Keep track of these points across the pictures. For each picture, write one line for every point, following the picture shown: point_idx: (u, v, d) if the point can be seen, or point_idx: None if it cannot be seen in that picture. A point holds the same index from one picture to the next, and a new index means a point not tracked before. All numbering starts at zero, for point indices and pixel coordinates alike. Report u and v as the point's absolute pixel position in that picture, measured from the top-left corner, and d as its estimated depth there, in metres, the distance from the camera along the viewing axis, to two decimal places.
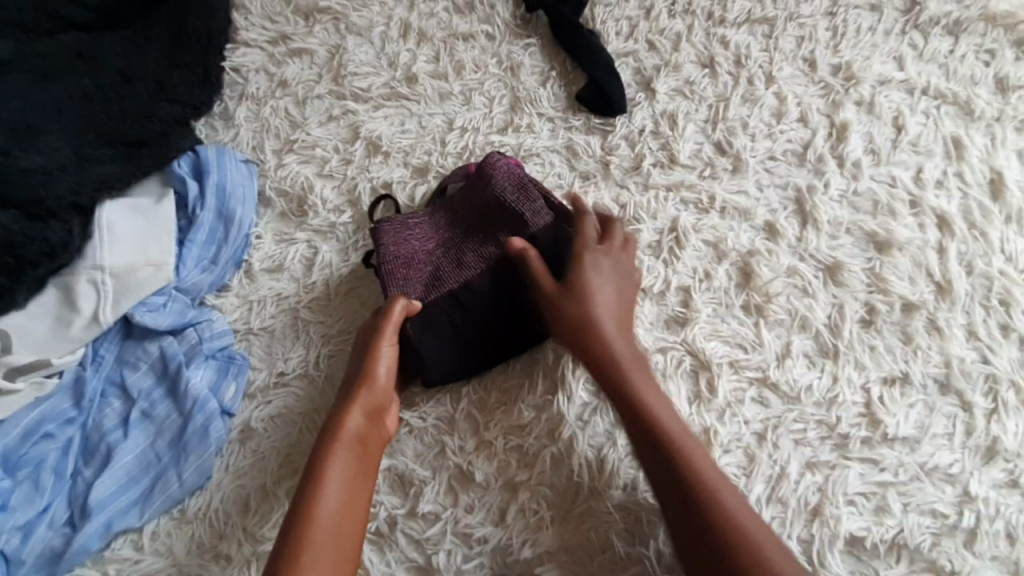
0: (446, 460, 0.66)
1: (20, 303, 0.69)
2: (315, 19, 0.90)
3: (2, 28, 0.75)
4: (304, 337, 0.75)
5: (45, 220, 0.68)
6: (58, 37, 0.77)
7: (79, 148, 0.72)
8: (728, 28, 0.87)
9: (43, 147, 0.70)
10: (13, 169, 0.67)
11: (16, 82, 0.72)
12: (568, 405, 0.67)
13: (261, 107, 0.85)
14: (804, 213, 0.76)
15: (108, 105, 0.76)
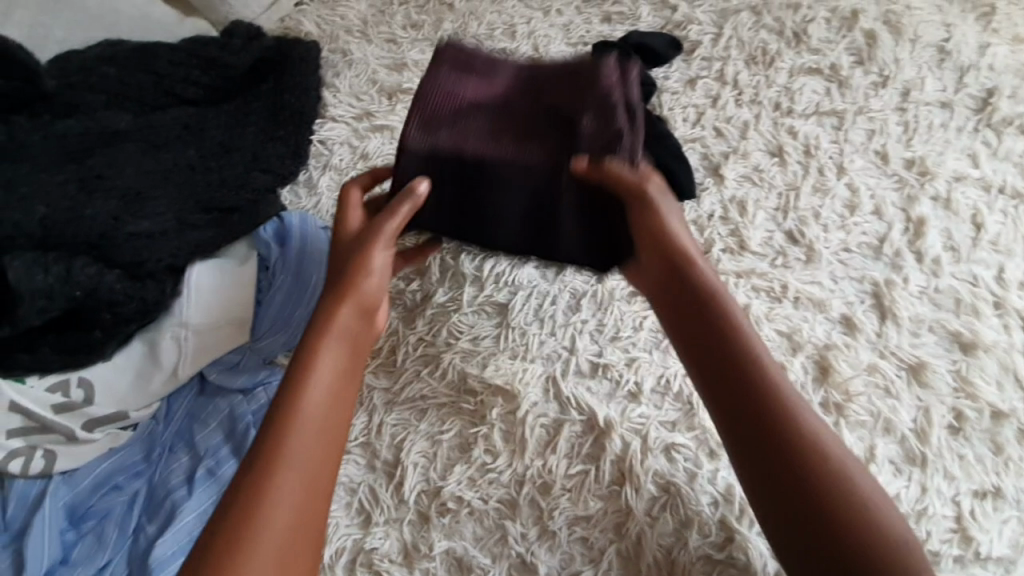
0: (508, 548, 0.64)
1: (109, 354, 0.72)
2: (398, 98, 0.96)
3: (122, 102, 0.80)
4: (367, 403, 0.75)
5: (143, 280, 0.72)
6: (169, 111, 0.82)
7: (180, 215, 0.76)
8: (796, 118, 0.89)
9: (149, 212, 0.73)
10: (121, 232, 0.71)
11: (128, 148, 0.76)
12: (636, 498, 0.65)
13: (342, 177, 0.89)
14: (882, 307, 0.74)
15: (208, 174, 0.80)
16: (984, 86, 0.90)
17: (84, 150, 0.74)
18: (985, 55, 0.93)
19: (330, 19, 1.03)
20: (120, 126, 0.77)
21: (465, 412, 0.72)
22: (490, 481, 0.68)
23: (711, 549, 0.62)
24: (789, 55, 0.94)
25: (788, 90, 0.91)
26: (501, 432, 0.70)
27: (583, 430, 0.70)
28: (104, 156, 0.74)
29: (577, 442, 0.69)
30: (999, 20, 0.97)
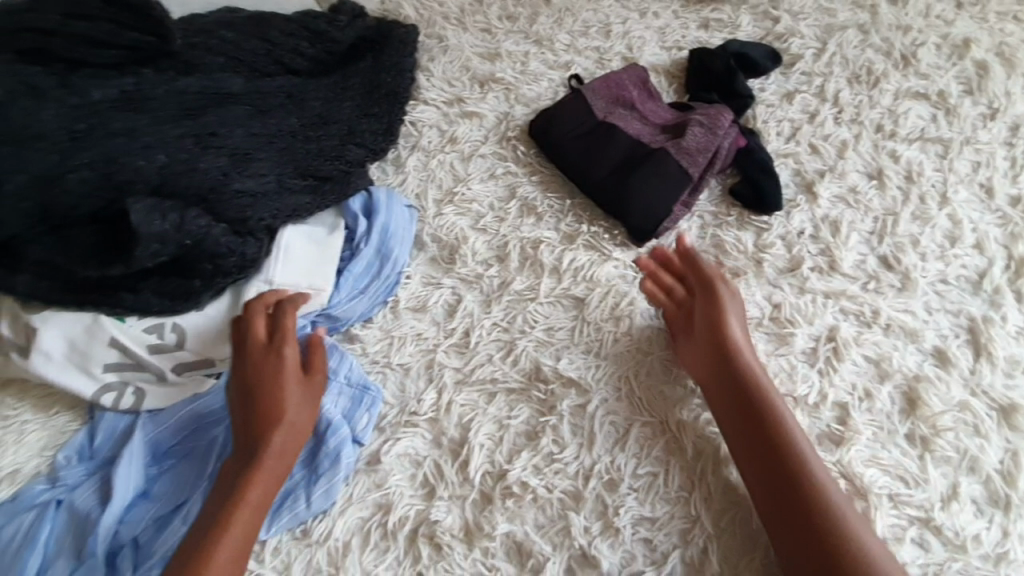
0: (570, 540, 0.64)
1: (201, 303, 0.74)
2: (489, 87, 0.96)
3: (235, 65, 0.83)
4: (437, 379, 0.75)
5: (245, 236, 0.75)
6: (277, 79, 0.85)
7: (281, 177, 0.79)
8: (898, 142, 0.86)
9: (254, 171, 0.77)
10: (229, 189, 0.74)
11: (239, 109, 0.79)
12: (705, 505, 0.65)
13: (430, 159, 0.90)
14: (977, 343, 0.71)
15: (307, 141, 0.83)
16: None
17: (200, 107, 0.77)
18: None
19: (429, 4, 1.04)
20: (233, 86, 0.80)
21: (536, 401, 0.73)
22: (556, 471, 0.68)
23: None
24: (894, 77, 0.91)
25: (891, 112, 0.89)
26: (569, 425, 0.70)
27: (654, 433, 0.69)
28: (217, 114, 0.77)
29: (647, 444, 0.69)
30: None
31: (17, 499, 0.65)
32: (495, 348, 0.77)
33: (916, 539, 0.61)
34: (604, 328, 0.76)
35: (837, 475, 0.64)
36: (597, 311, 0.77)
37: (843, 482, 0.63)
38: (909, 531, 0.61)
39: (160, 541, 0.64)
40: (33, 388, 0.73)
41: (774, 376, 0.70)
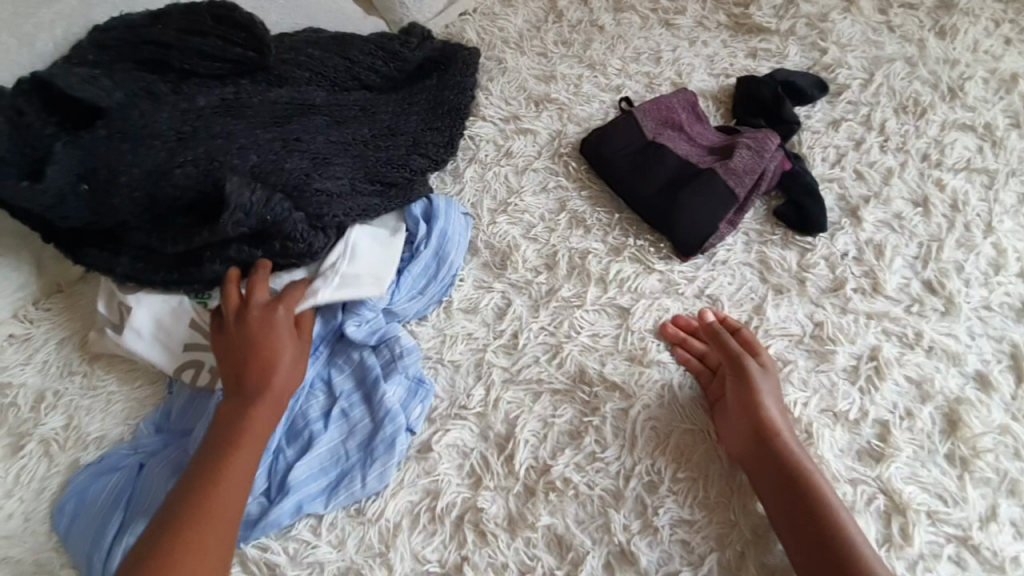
0: (610, 536, 0.67)
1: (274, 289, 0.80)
2: (543, 106, 1.02)
3: (317, 79, 0.90)
4: (486, 377, 0.79)
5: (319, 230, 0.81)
6: (353, 94, 0.92)
7: (354, 181, 0.85)
8: (944, 172, 0.88)
9: (331, 175, 0.84)
10: (309, 188, 0.81)
11: (319, 119, 0.87)
12: (742, 513, 0.67)
13: (485, 171, 0.96)
14: (1020, 369, 0.72)
15: (377, 150, 0.90)
16: None
17: (285, 116, 0.85)
18: None
19: (490, 29, 1.10)
20: (315, 99, 0.88)
21: (579, 401, 0.76)
22: (597, 470, 0.71)
23: None
24: (941, 109, 0.94)
25: (937, 142, 0.91)
26: (611, 426, 0.73)
27: (694, 439, 0.72)
28: (300, 122, 0.85)
29: (688, 448, 0.71)
30: None
31: (103, 460, 0.72)
32: (541, 350, 0.81)
33: (954, 558, 0.62)
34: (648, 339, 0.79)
35: (874, 489, 0.65)
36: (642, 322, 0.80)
37: (882, 497, 0.65)
38: (945, 548, 0.62)
39: None
40: (117, 362, 0.79)
41: (815, 390, 0.72)
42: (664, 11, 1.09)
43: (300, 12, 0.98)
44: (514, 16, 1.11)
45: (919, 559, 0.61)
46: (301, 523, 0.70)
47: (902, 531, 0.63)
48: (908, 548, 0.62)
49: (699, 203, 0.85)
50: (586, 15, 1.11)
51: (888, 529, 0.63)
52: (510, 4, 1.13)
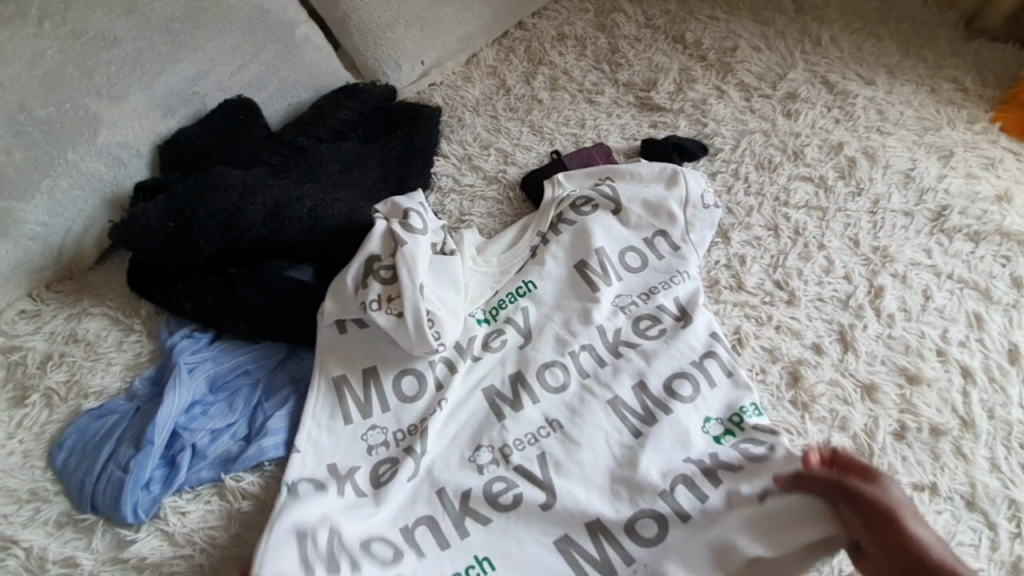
0: (517, 458, 0.84)
1: (262, 300, 0.94)
2: (490, 149, 1.29)
3: (318, 131, 1.16)
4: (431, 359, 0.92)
5: (298, 241, 0.98)
6: (342, 145, 1.17)
7: (322, 197, 1.02)
8: (791, 208, 1.15)
9: (304, 190, 1.01)
10: (289, 202, 0.98)
11: (315, 162, 1.12)
12: (640, 443, 0.85)
13: (444, 198, 1.21)
14: (845, 341, 0.95)
15: (358, 188, 1.12)
16: (940, 204, 1.13)
17: (284, 164, 1.11)
18: (942, 183, 1.16)
19: (453, 97, 1.38)
20: (308, 152, 1.13)
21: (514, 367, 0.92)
22: (526, 418, 0.87)
23: (695, 491, 0.81)
24: (789, 165, 1.22)
25: (786, 189, 1.18)
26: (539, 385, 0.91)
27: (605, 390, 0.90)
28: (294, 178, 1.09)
29: (600, 396, 0.89)
30: (956, 160, 1.21)
31: (102, 407, 0.87)
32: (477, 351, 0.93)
33: None
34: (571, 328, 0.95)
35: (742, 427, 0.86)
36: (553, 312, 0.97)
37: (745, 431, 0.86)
38: None
39: (214, 447, 0.84)
40: (116, 323, 0.97)
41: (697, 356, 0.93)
42: (588, 92, 1.38)
43: (284, 73, 1.20)
44: (473, 89, 1.40)
45: None
46: (275, 462, 0.85)
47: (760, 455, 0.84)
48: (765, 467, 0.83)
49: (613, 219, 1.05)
50: (528, 91, 1.39)
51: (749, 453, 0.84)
52: (469, 79, 1.41)
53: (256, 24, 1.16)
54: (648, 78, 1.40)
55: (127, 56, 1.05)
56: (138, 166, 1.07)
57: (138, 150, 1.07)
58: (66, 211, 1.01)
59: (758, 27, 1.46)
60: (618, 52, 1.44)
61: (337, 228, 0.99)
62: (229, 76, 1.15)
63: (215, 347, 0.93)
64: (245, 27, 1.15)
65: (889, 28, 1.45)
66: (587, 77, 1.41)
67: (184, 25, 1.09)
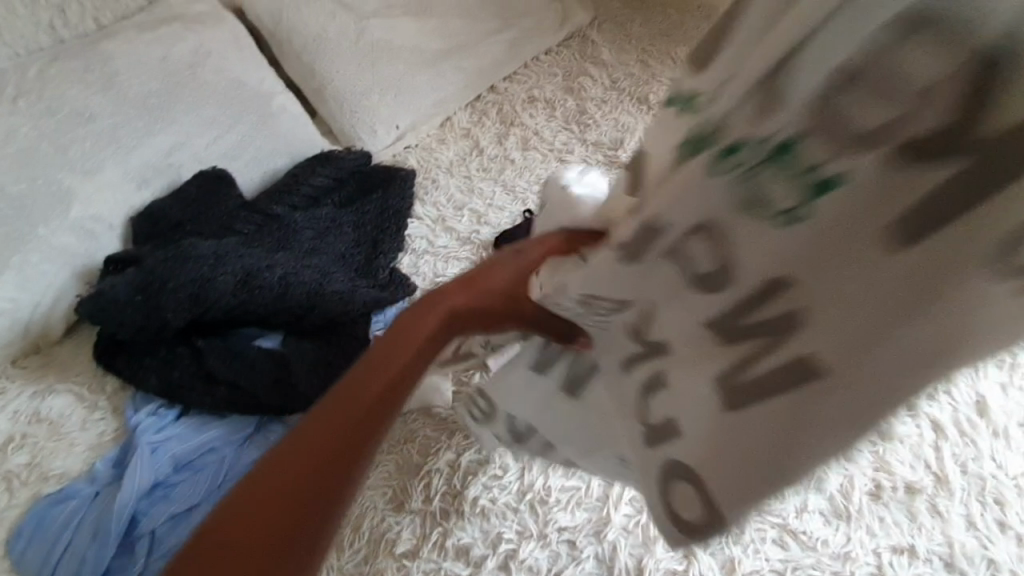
0: (492, 535, 0.83)
1: (232, 373, 0.92)
2: (464, 210, 1.31)
3: (292, 198, 1.17)
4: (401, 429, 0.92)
5: (271, 309, 0.97)
6: (316, 211, 1.18)
7: (294, 266, 1.01)
8: None
9: (277, 258, 1.02)
10: (260, 269, 0.98)
11: (288, 230, 1.13)
12: (615, 513, 0.83)
13: (418, 260, 1.21)
14: None
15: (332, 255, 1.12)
16: None
17: (258, 232, 1.12)
18: None
19: (427, 159, 1.41)
20: (282, 220, 1.14)
21: None
22: (500, 490, 0.86)
23: (673, 563, 0.79)
24: None
25: None
26: (512, 452, 0.89)
27: None
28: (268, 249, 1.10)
29: (573, 463, 0.88)
30: None
31: (61, 490, 0.84)
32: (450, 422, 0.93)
33: (777, 540, 0.81)
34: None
35: None
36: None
37: None
38: (770, 532, 0.81)
39: (177, 532, 0.82)
40: (82, 400, 0.95)
41: None
42: (558, 151, 1.43)
43: (262, 138, 1.22)
44: (447, 151, 1.43)
45: (750, 542, 0.81)
46: None
47: (736, 521, 0.82)
48: (742, 534, 0.81)
49: None
50: (501, 151, 1.43)
51: None
52: (443, 141, 1.45)
53: (233, 96, 1.21)
54: (615, 138, 1.45)
55: (104, 132, 1.08)
56: (110, 238, 1.07)
57: (112, 223, 1.07)
58: (34, 286, 0.99)
59: None
60: (586, 113, 1.50)
61: (309, 296, 0.98)
62: (205, 147, 1.17)
63: (182, 422, 0.91)
64: (221, 100, 1.20)
65: None
66: (557, 137, 1.46)
67: (162, 101, 1.14)
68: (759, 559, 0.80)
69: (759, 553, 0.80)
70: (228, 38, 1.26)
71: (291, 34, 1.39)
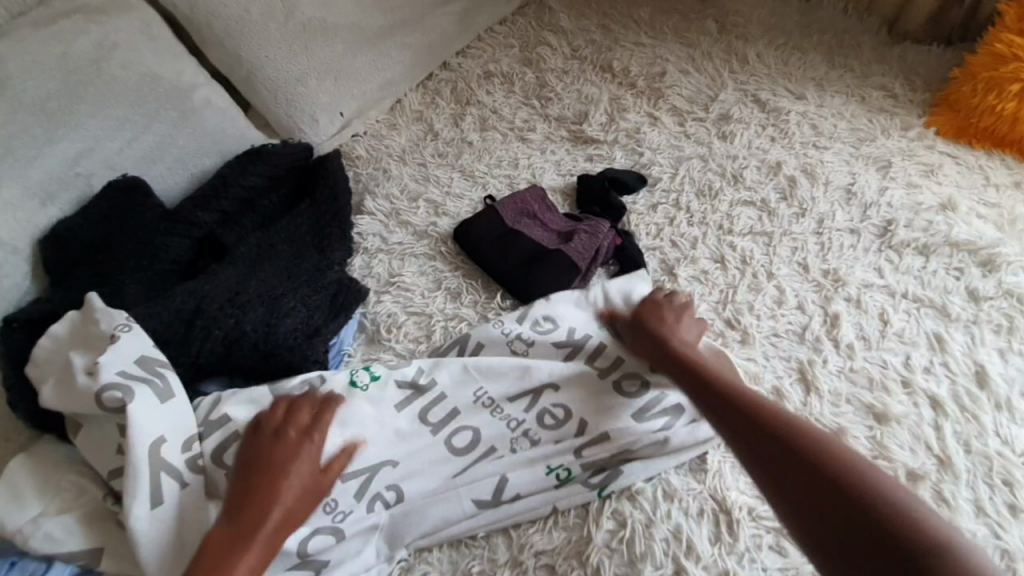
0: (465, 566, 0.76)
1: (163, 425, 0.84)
2: (419, 201, 1.20)
3: (220, 203, 1.05)
4: None
5: (202, 340, 0.88)
6: (253, 219, 1.08)
7: (229, 293, 0.92)
8: (736, 236, 1.10)
9: (208, 285, 0.93)
10: (192, 306, 0.90)
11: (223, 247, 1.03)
12: (597, 531, 0.77)
13: (372, 260, 1.10)
14: (806, 381, 0.89)
15: (272, 263, 1.01)
16: (884, 218, 1.09)
17: (189, 249, 1.02)
18: (884, 195, 1.13)
19: (377, 147, 1.30)
20: (211, 233, 1.03)
21: None
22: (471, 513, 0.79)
23: None
24: (729, 191, 1.17)
25: (728, 215, 1.13)
26: None
27: None
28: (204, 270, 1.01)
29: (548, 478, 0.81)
30: (895, 170, 1.17)
31: None
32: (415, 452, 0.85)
33: (774, 546, 0.75)
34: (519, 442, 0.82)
35: (706, 497, 0.78)
36: (499, 428, 0.83)
37: (711, 503, 0.78)
38: (766, 539, 0.75)
39: None
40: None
41: None
42: (519, 130, 1.32)
43: (182, 134, 1.09)
44: (398, 137, 1.32)
45: (745, 552, 0.74)
46: None
47: (729, 529, 0.76)
48: (736, 544, 0.75)
49: (564, 277, 1.04)
50: (457, 134, 1.32)
51: (718, 529, 0.76)
52: (394, 127, 1.34)
53: (145, 92, 1.08)
54: (579, 111, 1.35)
55: None
56: (17, 264, 0.94)
57: (15, 247, 0.95)
58: None
59: (685, 50, 1.42)
60: (546, 87, 1.39)
61: (246, 327, 0.90)
62: (118, 153, 1.04)
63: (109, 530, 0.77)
64: (133, 97, 1.07)
65: (813, 41, 1.43)
66: (517, 114, 1.35)
67: (64, 104, 1.02)
68: (755, 569, 0.73)
69: (755, 562, 0.74)
70: (137, 28, 1.12)
71: (210, 17, 1.22)
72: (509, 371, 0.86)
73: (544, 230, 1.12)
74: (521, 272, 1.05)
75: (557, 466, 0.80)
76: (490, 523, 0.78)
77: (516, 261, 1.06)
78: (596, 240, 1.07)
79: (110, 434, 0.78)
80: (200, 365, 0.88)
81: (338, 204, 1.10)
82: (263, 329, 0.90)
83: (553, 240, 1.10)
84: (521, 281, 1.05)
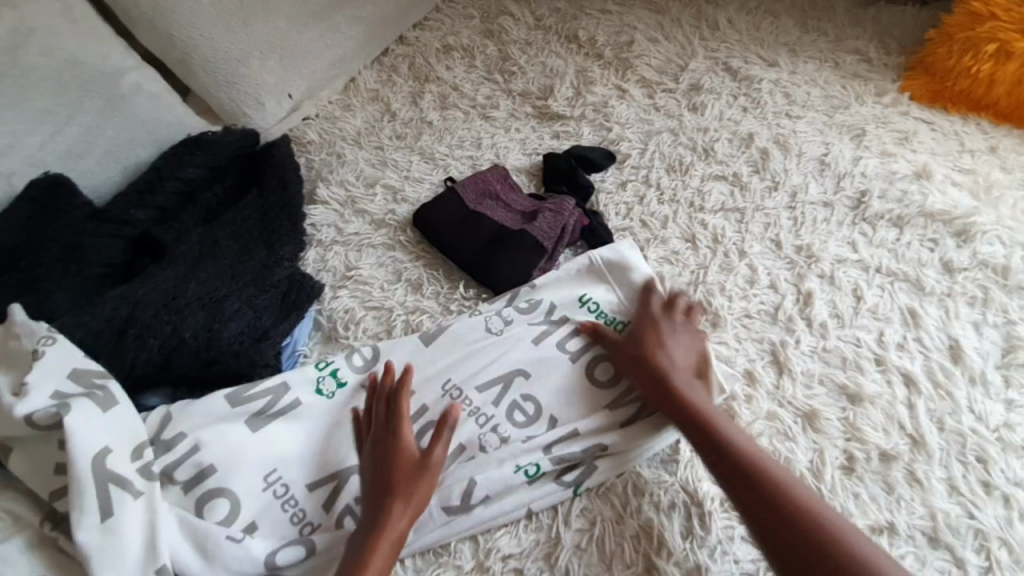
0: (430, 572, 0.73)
1: None
2: (375, 187, 1.13)
3: (157, 199, 0.98)
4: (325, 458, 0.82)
5: (139, 347, 0.83)
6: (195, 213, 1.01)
7: (165, 298, 0.87)
8: (707, 213, 1.05)
9: (143, 289, 0.87)
10: (128, 313, 0.85)
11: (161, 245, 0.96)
12: (566, 530, 0.74)
13: (326, 252, 1.04)
14: (779, 362, 0.86)
15: (216, 261, 0.94)
16: (858, 189, 1.06)
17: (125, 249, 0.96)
18: (858, 165, 1.09)
19: (330, 131, 1.22)
20: (148, 231, 0.97)
21: None
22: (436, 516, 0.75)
23: None
24: (700, 165, 1.12)
25: (699, 192, 1.09)
26: None
27: None
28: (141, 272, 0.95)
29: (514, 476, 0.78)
30: (869, 138, 1.13)
31: None
32: None
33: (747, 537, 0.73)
34: (487, 439, 0.79)
35: (677, 489, 0.76)
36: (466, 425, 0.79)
37: (683, 495, 0.75)
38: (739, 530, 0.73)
39: None
40: None
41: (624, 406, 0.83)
42: (481, 107, 1.25)
43: (111, 125, 1.01)
44: (353, 119, 1.24)
45: (717, 544, 0.72)
46: None
47: (701, 521, 0.73)
48: (708, 536, 0.72)
49: (528, 258, 0.99)
50: (415, 113, 1.25)
51: (690, 522, 0.73)
52: (348, 108, 1.26)
53: (67, 79, 0.98)
54: (543, 85, 1.28)
55: None
56: None
57: None
58: None
59: (653, 16, 1.35)
60: (509, 59, 1.32)
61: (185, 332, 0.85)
62: (41, 147, 0.96)
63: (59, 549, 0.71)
64: (54, 85, 0.97)
65: (785, 4, 1.36)
66: (479, 90, 1.28)
67: None
68: (727, 562, 0.71)
69: (727, 555, 0.71)
70: (53, 5, 1.01)
71: None
72: (476, 362, 0.83)
73: (508, 210, 1.06)
74: (483, 256, 1.00)
75: (527, 464, 0.77)
76: (462, 530, 0.74)
77: (478, 244, 1.01)
78: (562, 219, 1.02)
79: (37, 453, 0.72)
80: (138, 375, 0.84)
81: (285, 196, 1.03)
82: (205, 334, 0.86)
83: (518, 220, 1.04)
84: (484, 264, 1.00)
